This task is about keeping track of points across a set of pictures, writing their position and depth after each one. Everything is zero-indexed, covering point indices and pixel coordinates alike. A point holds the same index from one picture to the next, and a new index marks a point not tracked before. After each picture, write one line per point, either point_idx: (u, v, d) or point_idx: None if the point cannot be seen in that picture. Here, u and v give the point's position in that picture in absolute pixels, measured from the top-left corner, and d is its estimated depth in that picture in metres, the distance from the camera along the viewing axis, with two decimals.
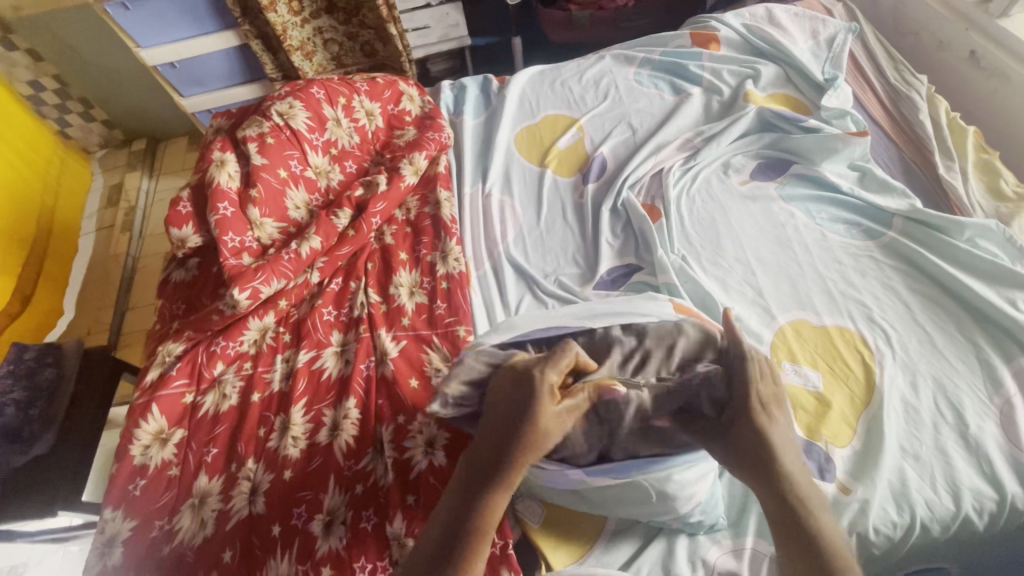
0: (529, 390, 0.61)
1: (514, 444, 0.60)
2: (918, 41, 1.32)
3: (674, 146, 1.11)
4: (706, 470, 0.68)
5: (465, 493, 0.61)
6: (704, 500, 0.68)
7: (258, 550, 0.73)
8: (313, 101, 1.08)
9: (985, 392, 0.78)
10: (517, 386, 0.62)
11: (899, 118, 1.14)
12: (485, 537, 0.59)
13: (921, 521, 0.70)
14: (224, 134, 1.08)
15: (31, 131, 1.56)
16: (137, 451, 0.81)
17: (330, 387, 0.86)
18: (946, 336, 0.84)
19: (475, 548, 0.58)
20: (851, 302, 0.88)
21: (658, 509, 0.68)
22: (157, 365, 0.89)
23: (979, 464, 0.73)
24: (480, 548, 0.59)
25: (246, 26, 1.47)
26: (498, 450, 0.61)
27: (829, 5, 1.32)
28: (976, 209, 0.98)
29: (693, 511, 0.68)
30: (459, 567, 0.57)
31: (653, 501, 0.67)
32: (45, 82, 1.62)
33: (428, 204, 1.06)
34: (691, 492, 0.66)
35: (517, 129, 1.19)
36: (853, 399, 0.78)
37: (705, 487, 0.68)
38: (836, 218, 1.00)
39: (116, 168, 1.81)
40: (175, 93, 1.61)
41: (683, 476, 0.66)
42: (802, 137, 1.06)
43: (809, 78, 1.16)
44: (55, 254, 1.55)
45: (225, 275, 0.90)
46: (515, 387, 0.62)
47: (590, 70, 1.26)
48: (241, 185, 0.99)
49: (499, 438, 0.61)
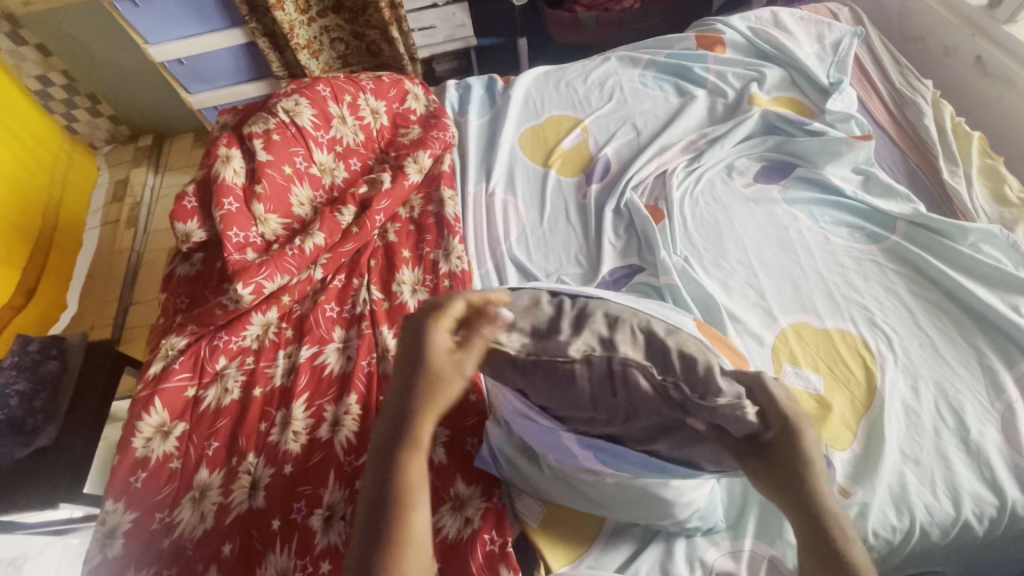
0: (414, 341, 0.59)
1: (411, 401, 0.59)
2: (924, 46, 1.31)
3: (678, 148, 1.11)
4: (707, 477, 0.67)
5: (376, 462, 0.59)
6: (704, 503, 0.67)
7: (257, 543, 0.73)
8: (319, 99, 1.08)
9: (987, 397, 0.78)
10: (406, 338, 0.60)
11: (904, 122, 1.13)
12: (409, 503, 0.58)
13: (920, 525, 0.70)
14: (229, 130, 1.09)
15: (39, 126, 1.57)
16: (140, 443, 0.82)
17: (331, 382, 0.86)
18: (948, 341, 0.84)
19: (401, 517, 0.57)
20: (853, 305, 0.88)
21: (657, 513, 0.67)
22: (161, 358, 0.90)
23: (979, 469, 0.72)
24: (407, 515, 0.57)
25: (253, 24, 1.48)
26: (399, 409, 0.59)
27: (836, 9, 1.32)
28: (980, 214, 0.98)
29: (692, 516, 0.67)
30: (388, 537, 0.56)
31: (652, 507, 0.66)
32: (53, 77, 1.63)
33: (432, 203, 1.06)
34: (691, 498, 0.66)
35: (522, 129, 1.19)
36: (854, 402, 0.78)
37: (704, 492, 0.67)
38: (839, 221, 0.99)
39: (122, 164, 1.83)
40: (182, 89, 1.62)
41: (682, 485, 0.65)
42: (807, 140, 1.06)
43: (814, 81, 1.16)
44: (60, 248, 1.56)
45: (229, 270, 0.91)
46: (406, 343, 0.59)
47: (595, 71, 1.27)
48: (246, 181, 0.99)
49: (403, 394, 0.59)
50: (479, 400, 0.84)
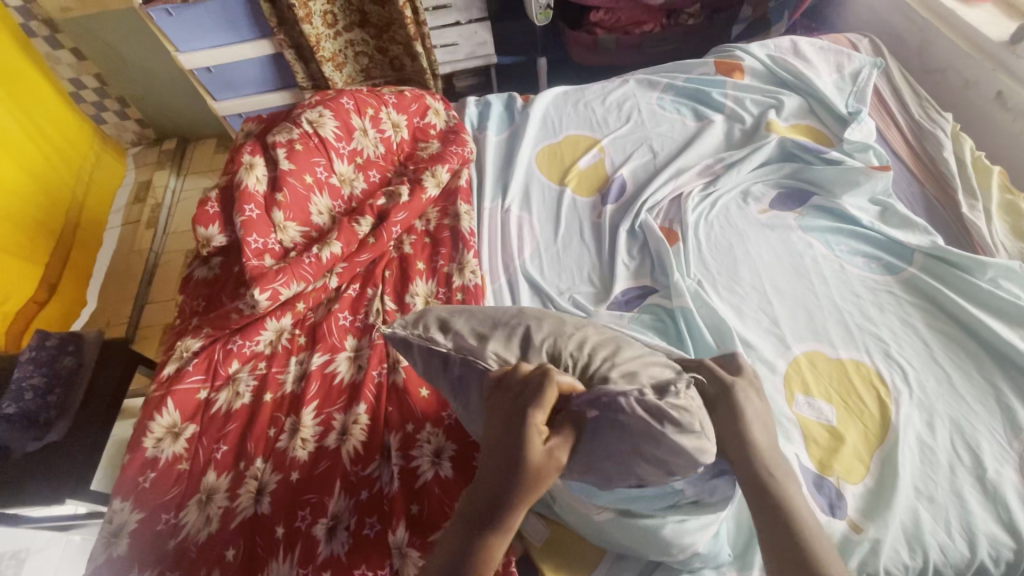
0: (519, 398, 0.56)
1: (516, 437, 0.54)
2: (944, 78, 1.31)
3: (694, 172, 1.12)
4: (711, 521, 0.66)
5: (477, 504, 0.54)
6: (705, 549, 0.67)
7: (261, 550, 0.73)
8: (343, 111, 1.10)
9: (1005, 436, 0.76)
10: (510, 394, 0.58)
11: (923, 155, 1.13)
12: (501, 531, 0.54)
13: (934, 565, 0.68)
14: (254, 138, 1.12)
15: (67, 125, 1.63)
16: (150, 443, 0.83)
17: (341, 391, 0.87)
18: (965, 377, 0.82)
19: (487, 541, 0.53)
20: (868, 336, 0.87)
21: (655, 552, 0.67)
22: (175, 360, 0.91)
23: (996, 510, 0.71)
24: (492, 542, 0.53)
25: (281, 36, 1.52)
26: (502, 442, 0.55)
27: (856, 40, 1.33)
28: (999, 249, 0.97)
29: (689, 559, 0.67)
30: (471, 560, 0.53)
31: (646, 545, 0.67)
32: (86, 80, 1.70)
33: (448, 217, 1.07)
34: (691, 540, 0.65)
35: (539, 146, 1.21)
36: (866, 432, 0.77)
37: (705, 538, 0.66)
38: (855, 250, 0.99)
39: (147, 166, 1.88)
40: (208, 96, 1.67)
41: (681, 524, 0.65)
42: (823, 169, 1.06)
43: (833, 111, 1.17)
44: (81, 245, 1.60)
45: (247, 275, 0.92)
46: (500, 401, 0.58)
47: (613, 93, 1.28)
48: (268, 189, 1.01)
49: (498, 470, 0.54)
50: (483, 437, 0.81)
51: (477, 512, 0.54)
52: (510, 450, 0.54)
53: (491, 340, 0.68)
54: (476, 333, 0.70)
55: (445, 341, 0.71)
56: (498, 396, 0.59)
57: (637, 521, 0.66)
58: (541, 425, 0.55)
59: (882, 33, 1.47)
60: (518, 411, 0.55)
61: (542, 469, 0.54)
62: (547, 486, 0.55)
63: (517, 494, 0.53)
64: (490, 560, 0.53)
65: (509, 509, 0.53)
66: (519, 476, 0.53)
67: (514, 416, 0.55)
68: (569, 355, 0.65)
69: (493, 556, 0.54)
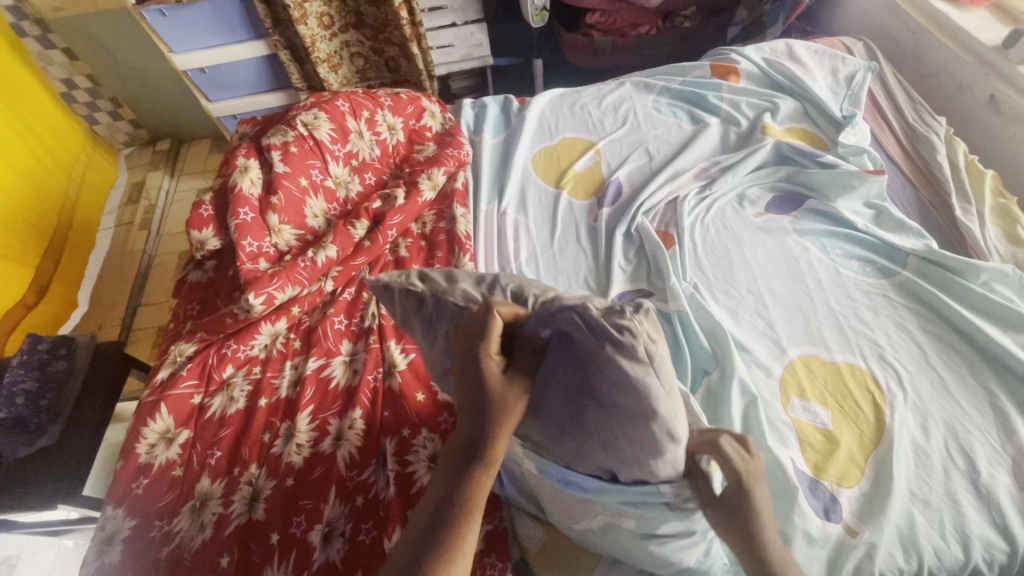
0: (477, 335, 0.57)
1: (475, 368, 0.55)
2: (938, 82, 1.32)
3: (690, 175, 1.12)
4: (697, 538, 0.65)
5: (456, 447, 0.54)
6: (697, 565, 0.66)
7: (256, 557, 0.73)
8: (338, 113, 1.10)
9: (998, 439, 0.77)
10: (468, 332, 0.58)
11: (917, 158, 1.14)
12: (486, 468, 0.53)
13: (928, 568, 0.69)
14: (248, 141, 1.11)
15: (58, 125, 1.62)
16: (143, 449, 0.82)
17: (336, 396, 0.86)
18: (959, 381, 0.83)
19: (474, 478, 0.52)
20: (862, 339, 0.88)
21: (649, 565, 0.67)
22: (169, 364, 0.90)
23: (990, 513, 0.72)
24: (480, 477, 0.52)
25: (275, 37, 1.51)
26: (467, 380, 0.55)
27: (850, 43, 1.33)
28: (992, 253, 0.98)
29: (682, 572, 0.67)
30: (457, 498, 0.52)
31: (640, 557, 0.67)
32: (78, 81, 1.69)
33: (444, 220, 1.06)
34: (680, 556, 0.65)
35: (535, 149, 1.20)
36: (861, 437, 0.77)
37: (694, 554, 0.65)
38: (850, 254, 1.00)
39: (140, 167, 1.86)
40: (202, 97, 1.66)
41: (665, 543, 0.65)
42: (819, 172, 1.06)
43: (828, 114, 1.17)
44: (72, 247, 1.59)
45: (242, 279, 0.92)
46: (457, 351, 0.59)
47: (610, 96, 1.28)
48: (262, 192, 1.01)
49: (468, 405, 0.54)
50: None
51: (458, 453, 0.54)
52: (472, 390, 0.54)
53: (464, 281, 0.69)
54: (448, 275, 0.70)
55: (421, 284, 0.70)
56: (459, 338, 0.60)
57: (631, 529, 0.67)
58: (495, 353, 0.56)
59: (876, 37, 1.48)
60: (469, 350, 0.56)
61: (505, 394, 0.54)
62: (517, 408, 0.54)
63: (492, 424, 0.53)
64: (479, 495, 0.52)
65: (489, 444, 0.53)
66: (489, 413, 0.53)
67: (470, 352, 0.56)
68: (532, 293, 0.65)
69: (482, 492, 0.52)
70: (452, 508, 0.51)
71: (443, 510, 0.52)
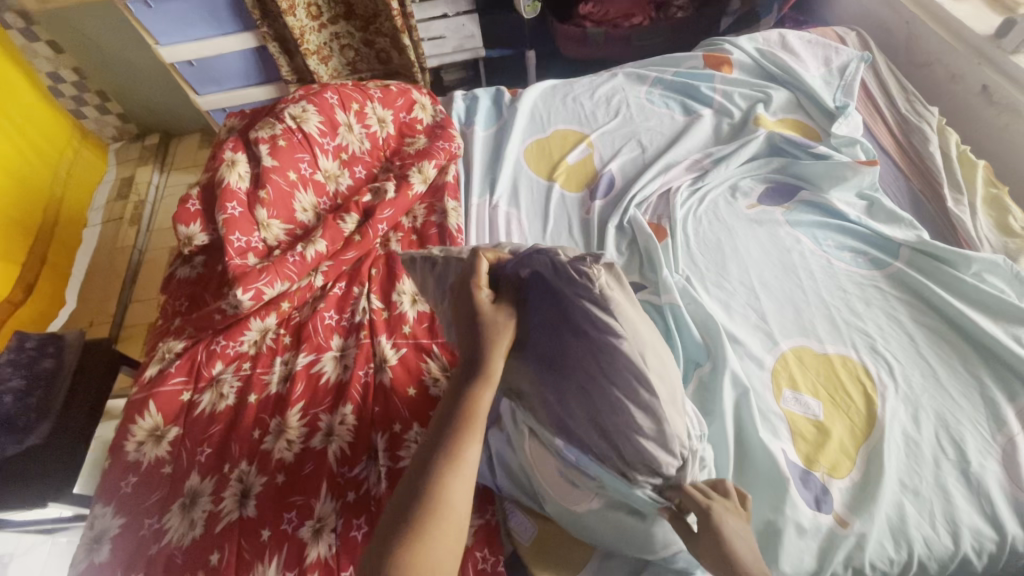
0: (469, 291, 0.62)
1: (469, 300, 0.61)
2: (931, 72, 1.32)
3: (683, 167, 1.11)
4: None
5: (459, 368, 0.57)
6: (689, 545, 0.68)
7: (246, 554, 0.72)
8: (327, 106, 1.08)
9: (988, 429, 0.77)
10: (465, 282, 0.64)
11: (909, 149, 1.13)
12: (486, 382, 0.55)
13: (919, 558, 0.69)
14: (236, 134, 1.09)
15: (44, 120, 1.59)
16: (132, 446, 0.82)
17: (327, 391, 0.85)
18: (950, 371, 0.83)
19: (473, 392, 0.54)
20: (854, 331, 0.87)
21: (640, 546, 0.68)
22: (157, 361, 0.90)
23: (979, 503, 0.72)
24: (479, 392, 0.54)
25: (264, 29, 1.49)
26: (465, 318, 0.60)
27: (843, 33, 1.32)
28: (983, 244, 0.98)
29: (675, 554, 0.68)
30: (457, 411, 0.53)
31: (628, 542, 0.68)
32: (64, 75, 1.65)
33: (435, 213, 1.06)
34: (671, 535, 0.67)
35: (527, 141, 1.19)
36: (853, 428, 0.78)
37: None
38: (842, 245, 1.00)
39: (128, 162, 1.84)
40: (191, 90, 1.63)
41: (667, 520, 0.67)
42: (812, 164, 1.06)
43: (821, 105, 1.17)
44: (59, 244, 1.57)
45: (230, 274, 0.90)
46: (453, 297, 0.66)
47: (602, 87, 1.27)
48: (250, 186, 0.99)
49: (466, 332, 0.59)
50: None
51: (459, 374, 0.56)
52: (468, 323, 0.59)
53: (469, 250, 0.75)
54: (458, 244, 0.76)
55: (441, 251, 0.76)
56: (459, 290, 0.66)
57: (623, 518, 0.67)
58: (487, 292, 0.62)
59: (869, 27, 1.47)
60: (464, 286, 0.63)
61: (495, 317, 0.59)
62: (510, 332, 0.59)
63: (490, 342, 0.57)
64: (480, 407, 0.54)
65: (487, 360, 0.56)
66: (480, 336, 0.57)
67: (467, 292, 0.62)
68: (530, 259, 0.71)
69: (482, 405, 0.54)
70: (453, 417, 0.53)
71: (447, 417, 0.53)
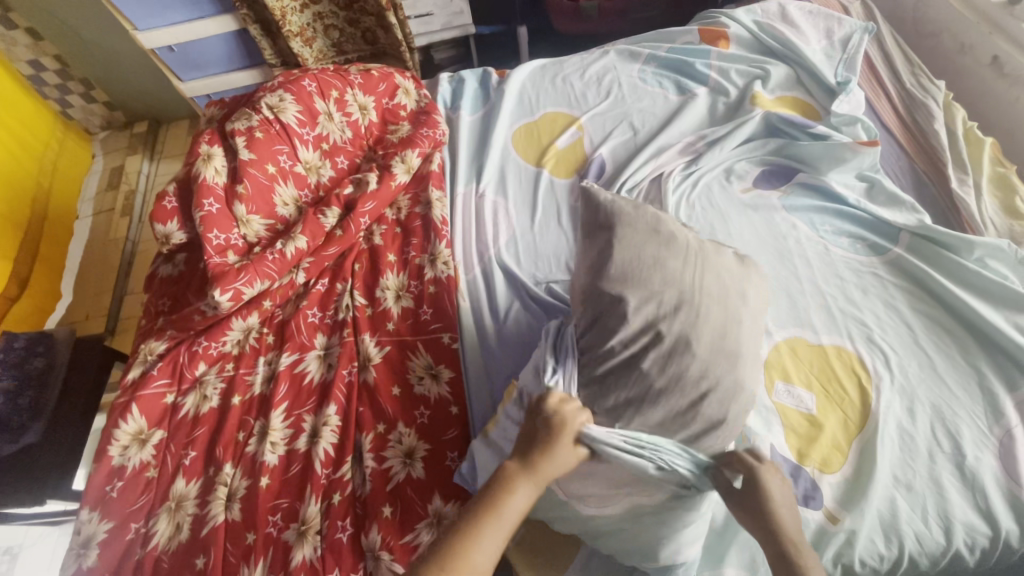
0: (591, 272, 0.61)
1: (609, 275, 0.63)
2: (938, 42, 1.26)
3: (676, 150, 1.07)
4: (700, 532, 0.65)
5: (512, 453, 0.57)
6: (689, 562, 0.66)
7: (232, 556, 0.72)
8: (305, 94, 1.05)
9: (986, 421, 0.75)
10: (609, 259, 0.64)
11: (913, 125, 1.09)
12: (527, 478, 0.54)
13: (909, 554, 0.69)
14: (214, 125, 1.06)
15: (28, 110, 1.55)
16: (116, 451, 0.81)
17: (311, 392, 0.84)
18: (948, 361, 0.80)
19: (510, 478, 0.54)
20: (850, 320, 0.85)
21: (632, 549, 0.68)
22: (140, 363, 0.89)
23: (974, 498, 0.71)
24: (515, 481, 0.54)
25: (244, 11, 1.44)
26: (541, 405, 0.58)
27: (847, 3, 1.26)
28: (988, 227, 0.94)
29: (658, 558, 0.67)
30: (492, 490, 0.54)
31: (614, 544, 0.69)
32: (45, 62, 1.60)
33: (419, 204, 1.03)
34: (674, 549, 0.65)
35: (516, 125, 1.15)
36: (846, 420, 0.76)
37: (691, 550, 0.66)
38: (840, 230, 0.96)
39: (116, 151, 1.80)
40: (174, 76, 1.59)
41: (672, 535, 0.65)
42: (809, 144, 1.02)
43: (821, 81, 1.11)
44: (49, 237, 1.55)
45: (209, 274, 0.88)
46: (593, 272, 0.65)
47: (593, 66, 1.22)
48: (228, 180, 0.96)
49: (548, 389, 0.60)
50: (459, 435, 0.80)
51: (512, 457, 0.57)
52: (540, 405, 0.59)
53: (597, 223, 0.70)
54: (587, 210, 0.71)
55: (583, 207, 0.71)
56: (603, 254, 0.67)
57: (608, 521, 0.67)
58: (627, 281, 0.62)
59: None
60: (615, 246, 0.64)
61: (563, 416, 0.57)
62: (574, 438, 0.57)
63: (548, 437, 0.56)
64: (514, 499, 0.53)
65: (538, 458, 0.55)
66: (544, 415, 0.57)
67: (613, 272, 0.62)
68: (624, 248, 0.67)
69: (516, 499, 0.53)
70: (487, 495, 0.54)
71: (484, 494, 0.54)
